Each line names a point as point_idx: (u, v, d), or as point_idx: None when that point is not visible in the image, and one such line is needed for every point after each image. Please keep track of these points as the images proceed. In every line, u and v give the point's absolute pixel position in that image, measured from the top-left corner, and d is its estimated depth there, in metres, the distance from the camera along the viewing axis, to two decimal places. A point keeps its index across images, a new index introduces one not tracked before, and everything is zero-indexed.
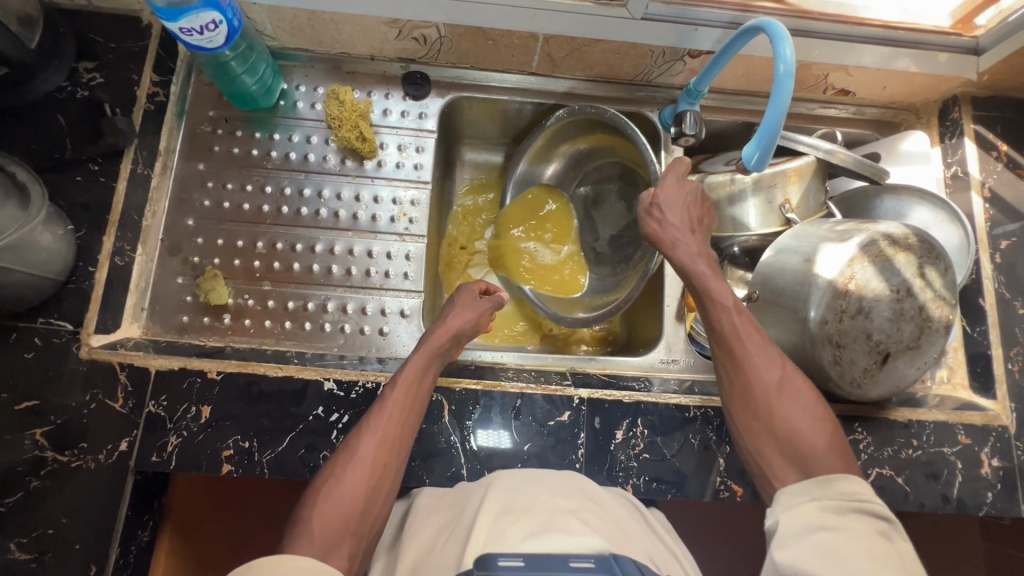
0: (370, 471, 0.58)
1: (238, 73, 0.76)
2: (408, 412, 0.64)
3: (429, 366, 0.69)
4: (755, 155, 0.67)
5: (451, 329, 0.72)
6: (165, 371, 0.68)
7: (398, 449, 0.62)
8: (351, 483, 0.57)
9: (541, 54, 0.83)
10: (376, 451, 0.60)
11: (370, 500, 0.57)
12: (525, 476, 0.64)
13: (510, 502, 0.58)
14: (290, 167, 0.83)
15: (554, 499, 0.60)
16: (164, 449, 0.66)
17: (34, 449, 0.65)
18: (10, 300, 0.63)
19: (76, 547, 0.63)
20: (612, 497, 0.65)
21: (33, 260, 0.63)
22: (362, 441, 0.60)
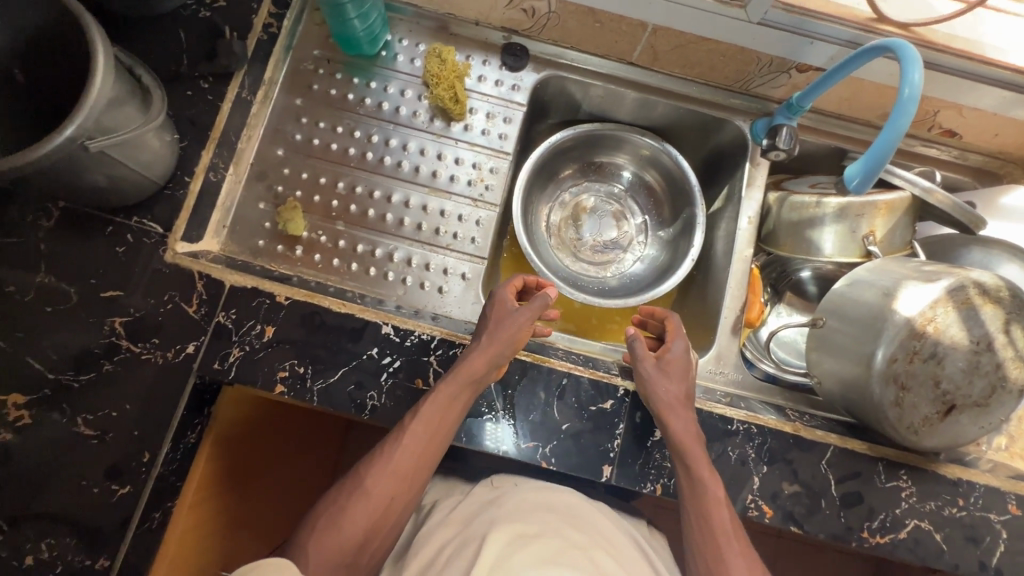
0: (376, 509, 0.62)
1: (350, 17, 0.77)
2: (433, 439, 0.66)
3: (461, 394, 0.66)
4: (858, 175, 0.66)
5: (487, 358, 0.67)
6: (239, 288, 0.72)
7: (408, 483, 0.65)
8: (361, 515, 0.62)
9: (645, 45, 0.83)
10: (389, 479, 0.64)
11: (369, 536, 0.62)
12: (539, 505, 0.72)
13: (522, 530, 0.65)
14: (380, 117, 0.85)
15: (567, 534, 0.67)
16: (225, 358, 0.70)
17: (111, 335, 0.69)
18: (114, 195, 0.68)
19: (134, 433, 0.67)
20: (614, 535, 0.73)
21: (140, 161, 0.67)
22: (385, 459, 0.64)
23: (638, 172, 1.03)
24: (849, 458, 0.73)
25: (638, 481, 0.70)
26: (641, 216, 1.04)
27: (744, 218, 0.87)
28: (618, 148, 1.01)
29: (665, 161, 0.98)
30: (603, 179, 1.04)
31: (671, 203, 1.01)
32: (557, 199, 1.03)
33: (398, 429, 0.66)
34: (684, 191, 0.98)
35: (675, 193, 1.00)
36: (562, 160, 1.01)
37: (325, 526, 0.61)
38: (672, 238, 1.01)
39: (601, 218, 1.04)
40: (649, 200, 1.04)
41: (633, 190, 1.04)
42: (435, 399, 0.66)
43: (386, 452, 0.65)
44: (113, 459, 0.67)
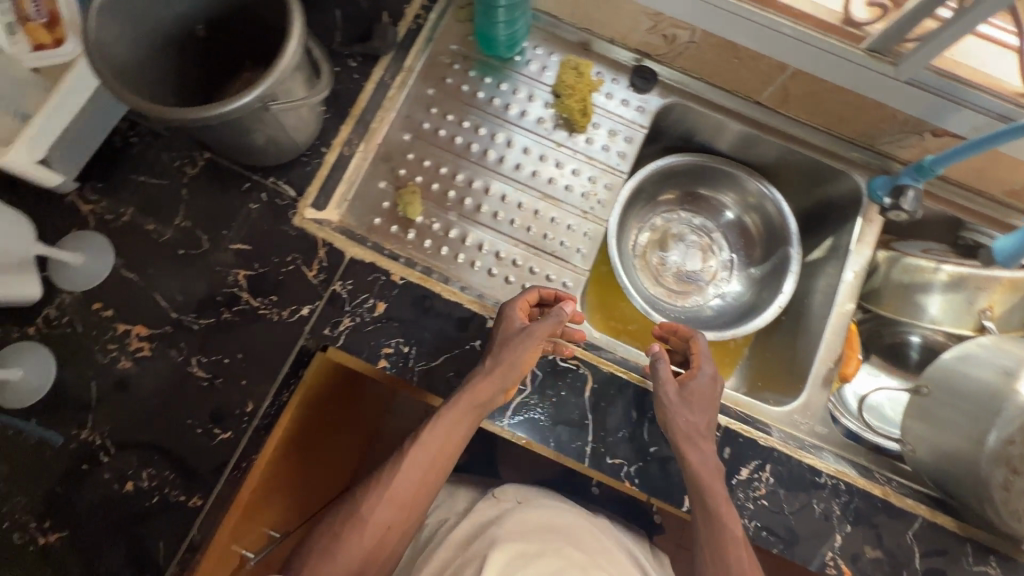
0: (373, 539, 0.63)
1: (499, 20, 0.81)
2: (434, 464, 0.67)
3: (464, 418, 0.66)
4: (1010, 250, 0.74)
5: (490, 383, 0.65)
6: (357, 260, 0.74)
7: (405, 509, 0.65)
8: (360, 541, 0.62)
9: (778, 86, 0.83)
10: (388, 508, 0.64)
11: (369, 564, 0.62)
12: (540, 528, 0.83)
13: (523, 548, 0.77)
14: (505, 118, 0.87)
15: (568, 552, 0.79)
16: (336, 326, 0.72)
17: (234, 285, 0.73)
18: (264, 153, 0.72)
19: (241, 382, 0.70)
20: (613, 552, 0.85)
21: (293, 126, 0.70)
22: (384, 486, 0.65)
23: (734, 210, 1.03)
24: (936, 533, 0.71)
25: None
26: (728, 254, 1.04)
27: (853, 269, 0.85)
28: (719, 182, 1.01)
29: (765, 203, 0.98)
30: (697, 211, 1.05)
31: (763, 245, 1.01)
32: (649, 223, 1.04)
33: (398, 456, 0.66)
34: (779, 236, 0.98)
35: (768, 237, 1.00)
36: (662, 186, 1.02)
37: (324, 554, 0.61)
38: (758, 280, 1.01)
39: (687, 249, 1.04)
40: (740, 239, 1.04)
41: (725, 226, 1.04)
42: (437, 427, 0.66)
43: (382, 481, 0.65)
44: (218, 404, 0.69)
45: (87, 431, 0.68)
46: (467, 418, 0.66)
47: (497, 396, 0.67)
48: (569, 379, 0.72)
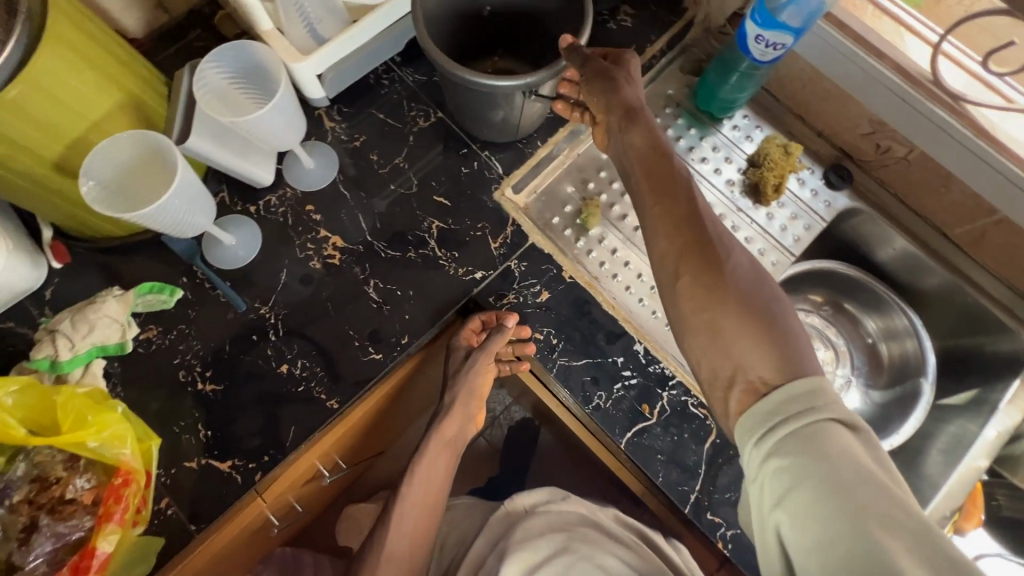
0: (400, 564, 0.76)
1: (728, 82, 0.86)
2: (424, 503, 0.80)
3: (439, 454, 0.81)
4: None
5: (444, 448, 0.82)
6: (537, 247, 0.80)
7: (421, 533, 0.79)
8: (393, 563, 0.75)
9: (976, 226, 0.84)
10: (396, 557, 0.76)
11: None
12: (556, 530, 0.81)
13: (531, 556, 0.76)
14: (698, 168, 0.92)
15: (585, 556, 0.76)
16: (500, 298, 0.78)
17: (425, 231, 0.80)
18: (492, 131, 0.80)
19: (404, 316, 0.76)
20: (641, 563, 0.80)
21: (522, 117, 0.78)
22: (385, 543, 0.76)
23: (872, 333, 1.01)
24: None
25: None
26: (851, 373, 1.01)
27: (999, 425, 0.84)
28: (866, 300, 1.00)
29: (907, 335, 0.96)
30: (832, 319, 1.03)
31: (893, 376, 0.97)
32: (786, 313, 1.02)
33: (382, 527, 0.78)
34: (913, 372, 0.95)
35: (900, 372, 0.97)
36: (812, 285, 1.01)
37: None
38: (875, 408, 0.98)
39: (813, 351, 1.01)
40: (868, 362, 1.01)
41: (855, 345, 1.02)
42: (414, 482, 0.80)
43: (376, 549, 0.76)
44: (379, 327, 0.76)
45: (266, 309, 0.76)
46: (441, 454, 0.82)
47: (464, 426, 0.85)
48: (694, 426, 0.74)
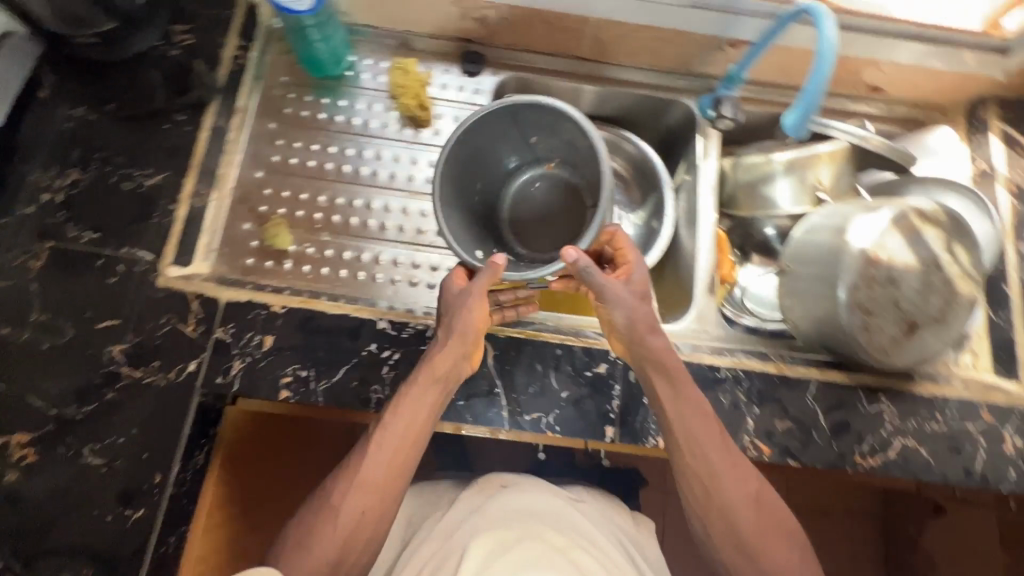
0: (345, 530, 0.64)
1: (313, 39, 0.83)
2: (404, 445, 0.67)
3: (424, 395, 0.68)
4: (795, 121, 0.72)
5: (432, 376, 0.68)
6: (234, 302, 0.74)
7: (382, 491, 0.66)
8: (331, 535, 0.63)
9: (591, 38, 0.90)
10: (365, 496, 0.65)
11: (343, 554, 0.64)
12: (522, 511, 0.78)
13: (504, 535, 0.73)
14: (352, 132, 0.90)
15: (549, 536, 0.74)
16: (228, 372, 0.71)
17: (111, 364, 0.70)
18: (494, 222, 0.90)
19: (143, 456, 0.68)
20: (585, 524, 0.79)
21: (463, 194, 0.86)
22: (342, 504, 0.65)
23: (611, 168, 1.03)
24: (831, 390, 0.77)
25: (640, 437, 0.73)
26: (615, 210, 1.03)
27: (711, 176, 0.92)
28: None
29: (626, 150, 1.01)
30: None
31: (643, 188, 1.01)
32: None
33: (367, 440, 0.68)
34: (649, 175, 0.99)
35: (643, 179, 1.01)
36: None
37: (309, 541, 0.63)
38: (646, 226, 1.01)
39: None
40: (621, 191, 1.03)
41: None
42: (398, 418, 0.67)
43: (357, 472, 0.66)
44: (125, 484, 0.67)
45: None
46: (433, 390, 0.69)
47: (460, 364, 0.70)
48: None
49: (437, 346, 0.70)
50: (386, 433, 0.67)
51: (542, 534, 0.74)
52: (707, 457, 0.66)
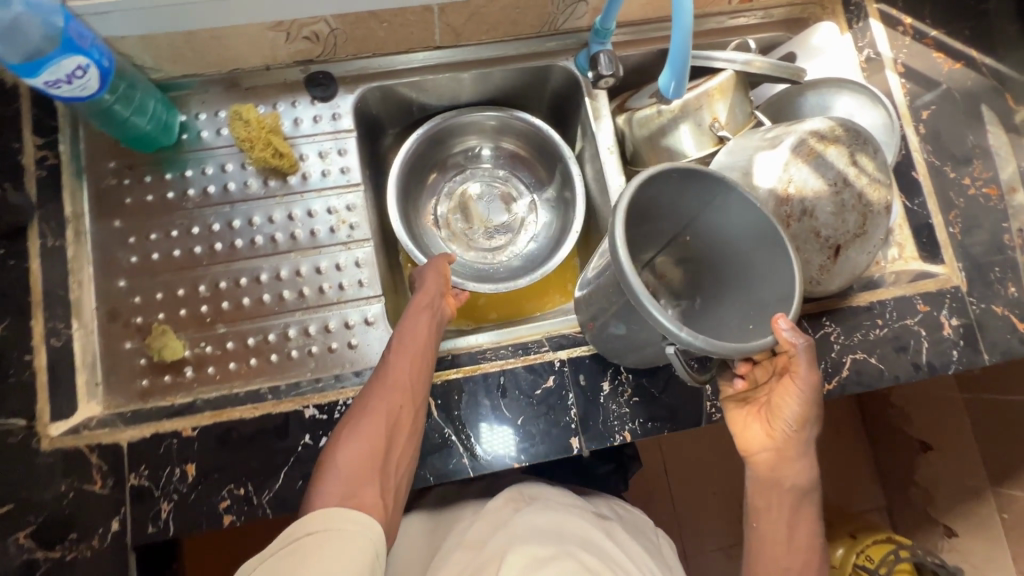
0: (381, 424, 0.62)
1: (125, 116, 0.71)
2: (419, 350, 0.68)
3: (421, 315, 0.71)
4: (671, 84, 0.68)
5: (422, 306, 0.72)
6: (137, 442, 0.66)
7: (412, 393, 0.66)
8: (371, 432, 0.61)
9: (441, 25, 0.80)
10: (389, 405, 0.63)
11: (388, 451, 0.62)
12: (550, 531, 0.71)
13: (537, 552, 0.66)
14: (212, 202, 0.79)
15: (579, 556, 0.67)
16: (158, 518, 0.65)
17: (23, 554, 0.59)
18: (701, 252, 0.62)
19: None
20: (591, 530, 0.75)
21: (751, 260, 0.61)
22: (372, 408, 0.63)
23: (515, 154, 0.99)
24: None
25: (606, 438, 0.71)
26: (528, 193, 1.00)
27: (609, 140, 0.87)
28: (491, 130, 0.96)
29: (521, 134, 0.95)
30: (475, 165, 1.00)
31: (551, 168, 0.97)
32: (452, 201, 0.99)
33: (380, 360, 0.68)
34: (551, 153, 0.94)
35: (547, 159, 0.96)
36: (439, 152, 0.96)
37: (345, 447, 0.60)
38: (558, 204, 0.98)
39: (489, 203, 1.00)
40: (531, 173, 1.00)
41: (511, 165, 1.00)
42: (403, 339, 0.68)
43: (380, 382, 0.65)
44: None
45: None
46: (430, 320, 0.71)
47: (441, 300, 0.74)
48: None
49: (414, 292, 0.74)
50: (394, 348, 0.68)
51: (576, 553, 0.67)
52: (787, 512, 0.64)
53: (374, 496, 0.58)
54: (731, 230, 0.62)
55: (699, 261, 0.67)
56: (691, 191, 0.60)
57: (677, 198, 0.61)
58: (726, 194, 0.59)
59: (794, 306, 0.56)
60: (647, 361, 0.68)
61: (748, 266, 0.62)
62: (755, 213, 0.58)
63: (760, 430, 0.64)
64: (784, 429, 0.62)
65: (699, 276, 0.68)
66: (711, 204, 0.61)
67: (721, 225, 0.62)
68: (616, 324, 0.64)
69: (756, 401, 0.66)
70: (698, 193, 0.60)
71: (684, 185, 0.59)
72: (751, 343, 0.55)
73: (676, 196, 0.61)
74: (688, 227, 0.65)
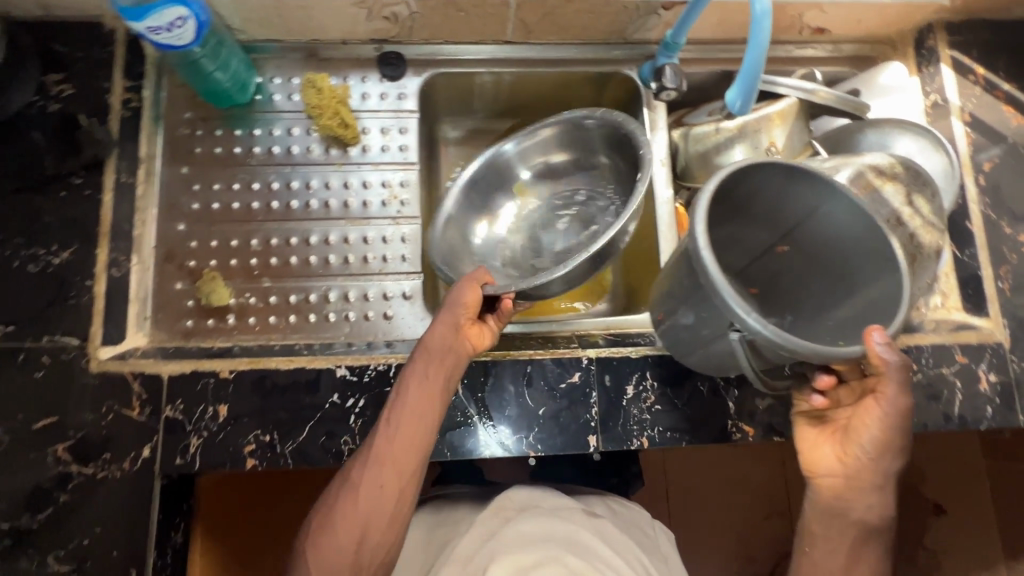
0: (362, 511, 0.58)
1: (210, 70, 0.75)
2: (415, 423, 0.62)
3: (428, 371, 0.64)
4: (738, 100, 0.69)
5: (426, 352, 0.65)
6: (177, 376, 0.69)
7: (404, 472, 0.60)
8: (355, 513, 0.58)
9: (515, 21, 0.83)
10: (394, 466, 0.60)
11: (369, 533, 0.58)
12: (538, 537, 0.72)
13: (520, 561, 0.67)
14: (274, 162, 0.82)
15: (568, 562, 0.68)
16: (186, 451, 0.67)
17: (58, 465, 0.65)
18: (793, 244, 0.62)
19: (113, 553, 0.64)
20: (592, 532, 0.76)
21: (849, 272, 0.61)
22: (359, 486, 0.59)
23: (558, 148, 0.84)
24: None
25: (624, 441, 0.72)
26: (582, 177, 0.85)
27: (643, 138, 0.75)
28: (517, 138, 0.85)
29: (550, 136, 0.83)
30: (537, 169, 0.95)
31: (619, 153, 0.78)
32: (475, 202, 0.84)
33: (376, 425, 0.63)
34: (597, 139, 0.81)
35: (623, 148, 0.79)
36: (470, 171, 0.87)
37: (324, 527, 0.58)
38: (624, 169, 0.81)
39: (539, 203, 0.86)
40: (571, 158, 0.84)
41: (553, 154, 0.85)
42: (403, 401, 0.63)
43: (369, 460, 0.60)
44: None
45: None
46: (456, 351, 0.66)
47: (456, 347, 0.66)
48: None
49: (430, 326, 0.67)
50: (392, 416, 0.62)
51: (561, 558, 0.68)
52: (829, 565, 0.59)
53: None
54: (835, 237, 0.61)
55: (789, 272, 0.67)
56: (798, 189, 0.60)
57: (784, 198, 0.61)
58: (834, 198, 0.58)
59: (894, 324, 0.53)
60: (709, 364, 0.69)
61: (846, 279, 0.61)
62: (865, 220, 0.57)
63: (831, 451, 0.59)
64: (857, 458, 0.57)
65: (792, 288, 0.67)
66: (818, 209, 0.60)
67: (824, 229, 0.61)
68: (685, 314, 0.65)
69: (831, 423, 0.61)
70: (806, 191, 0.60)
71: (792, 182, 0.59)
72: (838, 350, 0.53)
73: (779, 193, 0.61)
74: (790, 229, 0.64)
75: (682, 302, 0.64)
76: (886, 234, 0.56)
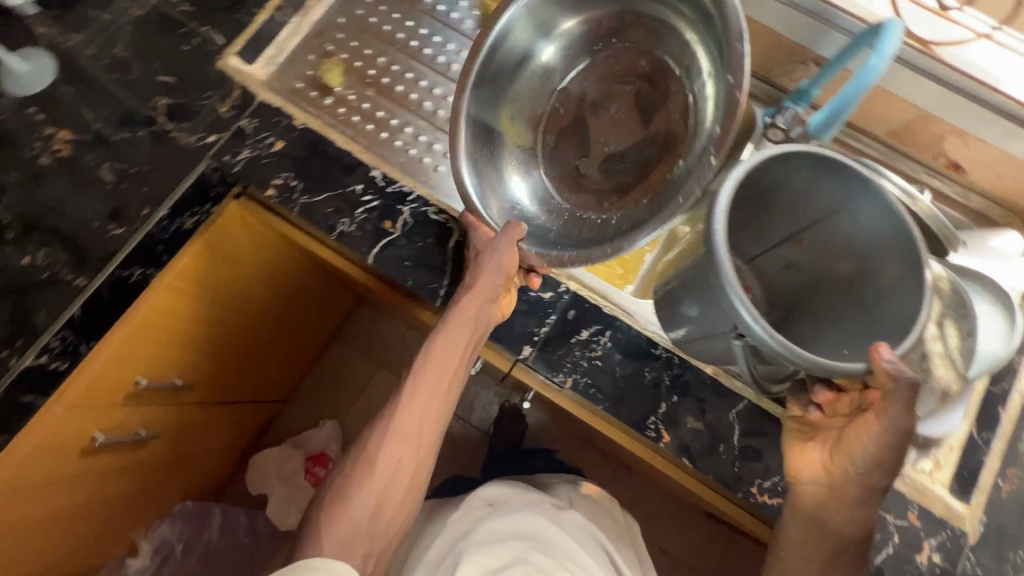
0: (384, 479, 0.69)
1: None
2: (433, 389, 0.73)
3: (461, 331, 0.72)
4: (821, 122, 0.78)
5: (456, 305, 0.73)
6: (267, 104, 0.83)
7: (423, 441, 0.72)
8: (376, 476, 0.69)
9: None
10: (411, 447, 0.71)
11: (384, 501, 0.69)
12: (506, 533, 0.85)
13: (490, 563, 0.80)
14: (434, 15, 0.96)
15: (534, 559, 0.82)
16: (236, 155, 0.80)
17: (154, 110, 0.81)
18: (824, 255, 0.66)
19: (143, 189, 0.79)
20: (561, 529, 0.89)
21: (872, 276, 0.66)
22: (378, 450, 0.70)
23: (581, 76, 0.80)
24: (757, 417, 0.74)
25: (552, 368, 0.75)
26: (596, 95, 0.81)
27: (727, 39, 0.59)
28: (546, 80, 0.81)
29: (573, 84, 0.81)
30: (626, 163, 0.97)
31: (677, 82, 0.76)
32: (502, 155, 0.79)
33: (400, 394, 0.72)
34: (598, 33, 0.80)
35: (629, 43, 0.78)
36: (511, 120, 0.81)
37: (355, 485, 0.69)
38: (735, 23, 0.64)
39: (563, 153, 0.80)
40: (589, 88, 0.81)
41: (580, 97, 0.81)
42: (431, 361, 0.73)
43: (393, 428, 0.71)
44: (118, 204, 0.78)
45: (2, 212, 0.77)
46: (463, 329, 0.72)
47: (486, 310, 0.73)
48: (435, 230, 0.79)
49: (466, 280, 0.73)
50: (411, 391, 0.72)
51: (529, 559, 0.81)
52: None
53: (358, 556, 0.66)
54: (862, 233, 0.66)
55: (809, 264, 0.73)
56: (824, 184, 0.65)
57: (809, 188, 0.66)
58: (864, 196, 0.63)
59: (910, 335, 0.58)
60: (708, 357, 0.69)
61: (870, 277, 0.66)
62: (891, 220, 0.62)
63: (819, 458, 0.66)
64: (843, 469, 0.63)
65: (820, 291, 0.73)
66: (845, 204, 0.65)
67: (849, 231, 0.67)
68: (691, 306, 0.65)
69: (823, 431, 0.67)
70: (830, 186, 0.65)
71: (819, 174, 0.64)
72: (840, 365, 0.56)
73: (808, 183, 0.66)
74: (813, 224, 0.69)
75: (690, 295, 0.65)
76: (911, 234, 0.61)
